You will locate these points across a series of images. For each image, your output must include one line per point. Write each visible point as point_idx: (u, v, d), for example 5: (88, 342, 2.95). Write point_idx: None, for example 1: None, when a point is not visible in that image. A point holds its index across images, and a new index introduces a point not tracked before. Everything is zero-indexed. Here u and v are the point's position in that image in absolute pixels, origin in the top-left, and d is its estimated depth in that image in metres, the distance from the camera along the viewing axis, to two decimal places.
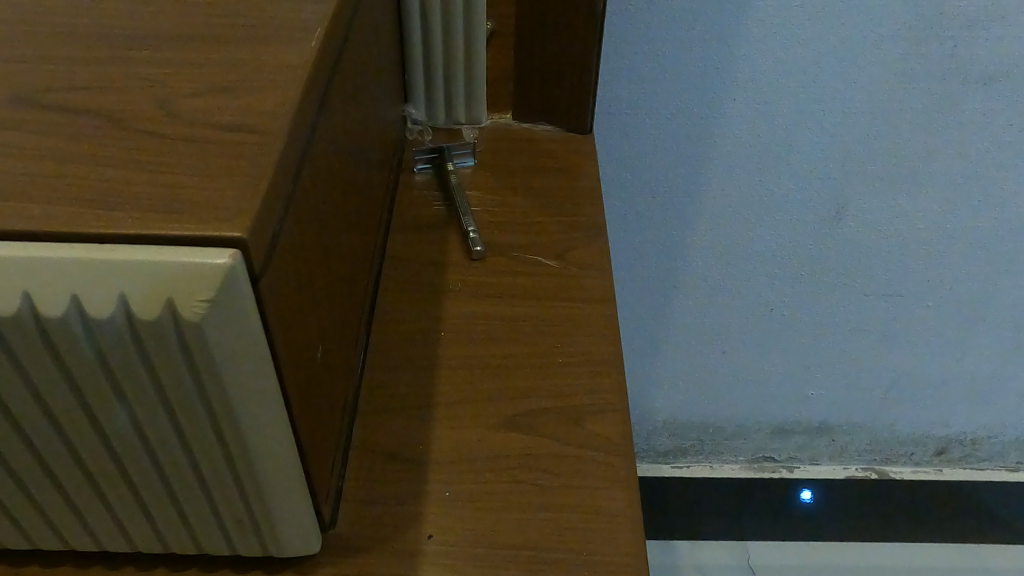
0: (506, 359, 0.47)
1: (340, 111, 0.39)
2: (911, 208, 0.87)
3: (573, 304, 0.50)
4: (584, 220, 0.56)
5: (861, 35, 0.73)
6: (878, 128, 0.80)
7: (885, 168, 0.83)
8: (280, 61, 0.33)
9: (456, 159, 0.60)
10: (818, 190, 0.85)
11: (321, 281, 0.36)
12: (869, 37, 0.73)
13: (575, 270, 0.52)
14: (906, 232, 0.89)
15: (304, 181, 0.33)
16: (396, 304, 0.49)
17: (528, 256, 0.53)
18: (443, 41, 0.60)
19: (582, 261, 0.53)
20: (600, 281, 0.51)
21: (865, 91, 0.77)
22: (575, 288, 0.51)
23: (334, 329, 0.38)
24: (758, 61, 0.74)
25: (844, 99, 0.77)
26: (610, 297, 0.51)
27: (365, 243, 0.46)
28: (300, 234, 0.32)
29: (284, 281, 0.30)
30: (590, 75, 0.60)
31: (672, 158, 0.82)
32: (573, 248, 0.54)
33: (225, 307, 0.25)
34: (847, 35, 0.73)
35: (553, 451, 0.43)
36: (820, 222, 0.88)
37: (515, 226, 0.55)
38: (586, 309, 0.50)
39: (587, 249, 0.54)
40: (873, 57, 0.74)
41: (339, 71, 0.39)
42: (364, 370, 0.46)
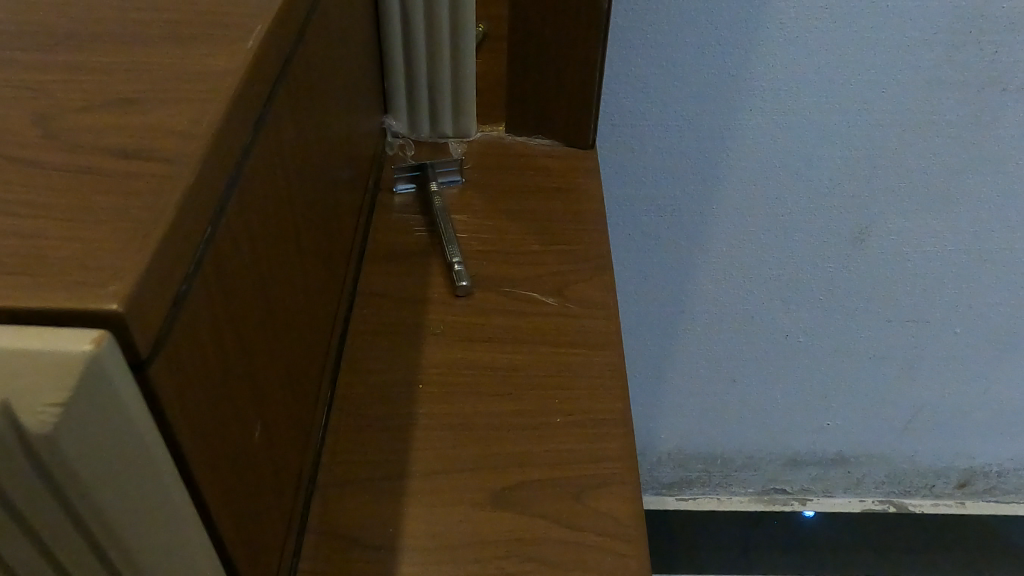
0: (496, 420, 0.40)
1: (291, 128, 0.32)
2: (940, 229, 0.80)
3: (575, 351, 0.43)
4: (588, 249, 0.49)
5: (893, 40, 0.66)
6: (907, 142, 0.73)
7: (914, 186, 0.76)
8: (205, 67, 0.26)
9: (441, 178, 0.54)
10: (839, 209, 0.78)
11: (258, 344, 0.28)
12: (901, 43, 0.66)
13: (576, 309, 0.45)
14: (934, 253, 0.82)
15: (231, 220, 0.25)
16: (367, 350, 0.42)
17: (521, 292, 0.46)
18: (427, 44, 0.53)
19: (584, 298, 0.46)
20: (605, 323, 0.45)
21: (895, 101, 0.70)
22: (577, 332, 0.44)
23: (279, 398, 0.31)
24: (778, 68, 0.67)
25: (871, 111, 0.70)
26: (617, 342, 0.44)
27: (327, 282, 0.39)
28: (225, 291, 0.25)
29: (201, 354, 0.23)
30: (594, 81, 0.53)
31: (682, 175, 0.75)
32: (575, 283, 0.47)
33: (88, 409, 0.18)
34: (878, 40, 0.66)
35: (550, 535, 0.35)
36: (841, 243, 0.81)
37: (508, 257, 0.48)
38: (589, 356, 0.43)
39: (590, 284, 0.47)
40: (905, 64, 0.67)
41: (288, 78, 0.32)
42: (325, 433, 0.39)
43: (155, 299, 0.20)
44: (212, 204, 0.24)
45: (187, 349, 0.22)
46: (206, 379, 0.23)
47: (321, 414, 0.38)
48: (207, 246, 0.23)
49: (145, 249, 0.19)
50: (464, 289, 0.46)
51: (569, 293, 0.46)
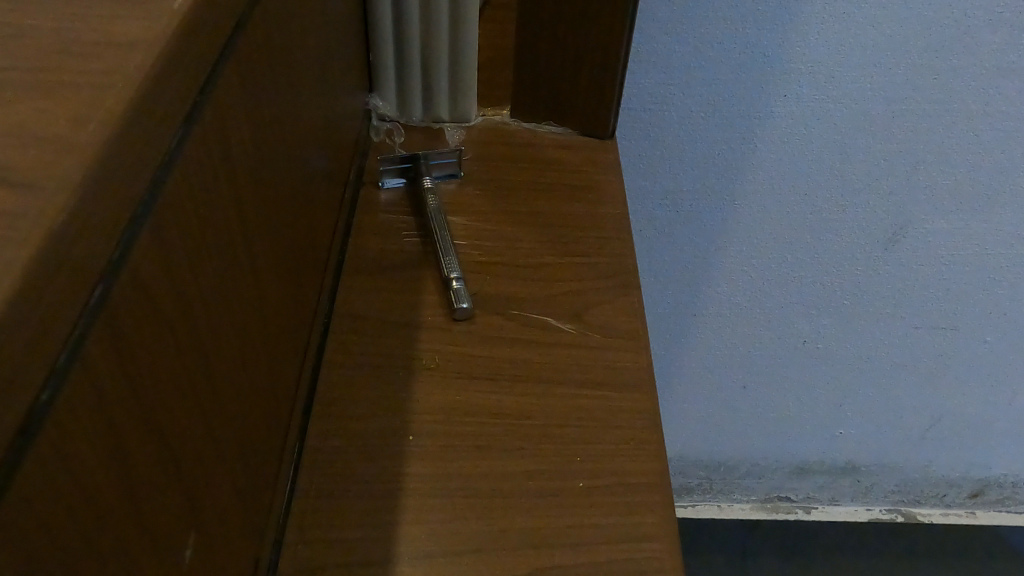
0: (505, 484, 0.32)
1: (243, 120, 0.24)
2: (981, 231, 0.73)
3: (600, 395, 0.35)
4: (613, 263, 0.41)
5: (953, 21, 0.58)
6: (958, 135, 0.65)
7: (957, 185, 0.69)
8: (108, 34, 0.18)
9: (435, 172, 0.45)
10: (873, 209, 0.71)
11: (192, 423, 0.20)
12: (960, 25, 0.58)
13: (600, 340, 0.37)
14: (972, 256, 0.75)
15: (141, 263, 0.17)
16: (345, 392, 0.34)
17: (533, 317, 0.38)
18: (421, 10, 0.45)
19: (609, 327, 0.38)
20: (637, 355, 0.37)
21: (949, 88, 0.62)
22: (603, 368, 0.36)
23: (225, 480, 0.23)
24: (820, 49, 0.59)
25: (920, 99, 0.63)
26: (649, 381, 0.36)
27: (293, 313, 0.31)
28: (133, 371, 0.17)
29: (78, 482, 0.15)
30: (618, 63, 0.45)
31: (705, 166, 0.67)
32: (599, 306, 0.39)
33: None
34: (936, 19, 0.58)
35: None
36: (872, 245, 0.74)
37: (519, 271, 0.40)
38: (617, 401, 0.35)
39: (616, 307, 0.39)
40: (963, 48, 0.59)
41: (241, 53, 0.23)
42: (290, 500, 0.31)
43: None
44: (104, 248, 0.15)
45: (44, 481, 0.14)
46: (89, 510, 0.15)
47: (286, 476, 0.30)
48: (96, 312, 0.15)
49: None
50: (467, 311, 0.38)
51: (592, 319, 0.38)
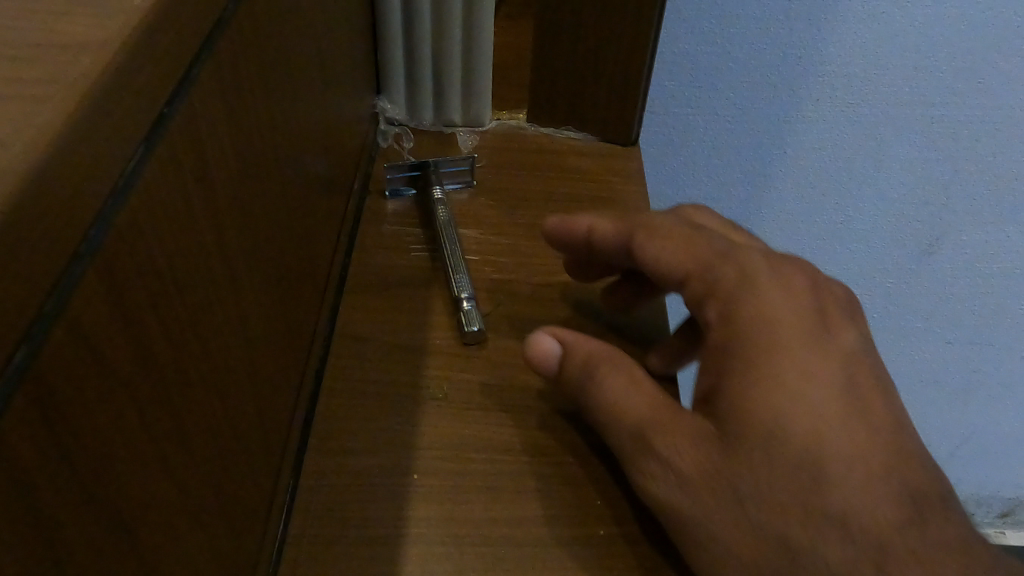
0: (515, 530, 0.29)
1: (225, 133, 0.21)
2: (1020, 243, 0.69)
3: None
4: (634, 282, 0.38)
5: (1002, 20, 0.54)
6: (1000, 142, 0.62)
7: (998, 193, 0.65)
8: (50, 36, 0.15)
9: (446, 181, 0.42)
10: (907, 218, 0.67)
11: (156, 487, 0.17)
12: (1008, 25, 0.55)
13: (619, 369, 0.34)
14: (1009, 270, 0.72)
15: (87, 311, 0.14)
16: (345, 424, 0.32)
17: None
18: (433, 7, 0.42)
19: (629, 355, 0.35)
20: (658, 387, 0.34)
21: (994, 92, 0.58)
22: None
23: (201, 536, 0.21)
24: (857, 49, 0.56)
25: (962, 105, 0.59)
26: None
27: (286, 339, 0.28)
28: (75, 436, 0.14)
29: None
30: (644, 65, 0.42)
31: (730, 173, 0.63)
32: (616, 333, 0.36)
33: None
34: (983, 18, 0.54)
35: None
36: (905, 256, 0.70)
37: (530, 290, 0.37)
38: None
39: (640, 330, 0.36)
40: (1010, 51, 0.56)
41: (222, 53, 0.20)
42: (281, 542, 0.28)
43: None
44: (29, 298, 0.12)
45: None
46: None
47: (276, 522, 0.28)
48: (17, 377, 0.12)
49: None
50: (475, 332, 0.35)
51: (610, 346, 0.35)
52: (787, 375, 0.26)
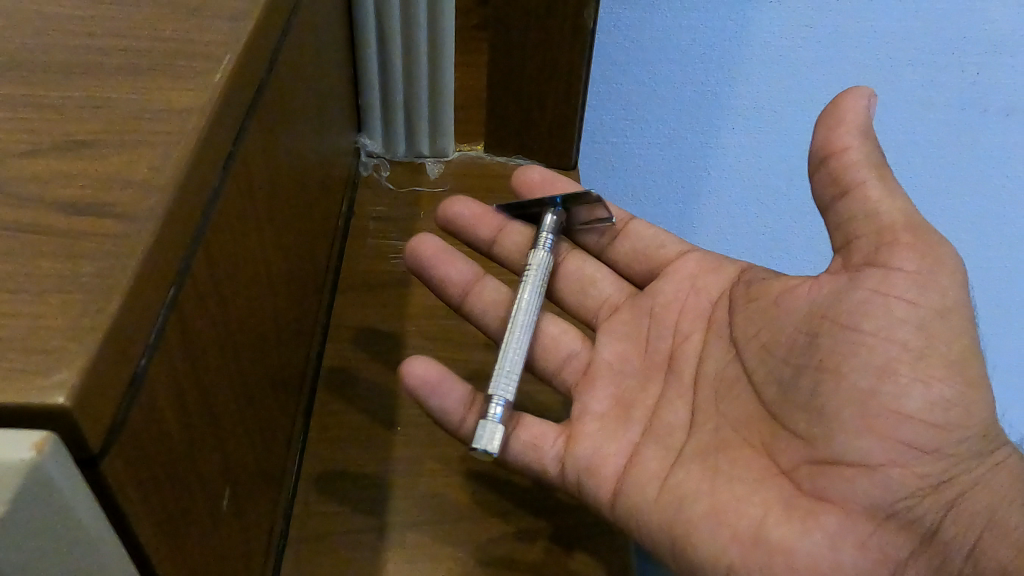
0: (478, 483, 0.38)
1: (261, 168, 0.30)
2: None
3: (662, 442, 0.38)
4: (635, 304, 0.45)
5: (844, 24, 0.59)
6: (945, 62, 0.61)
7: (995, 87, 0.62)
8: (166, 104, 0.24)
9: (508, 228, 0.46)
10: (960, 127, 0.64)
11: (228, 404, 0.26)
12: (856, 25, 0.59)
13: (662, 385, 0.41)
14: None
15: (198, 273, 0.23)
16: (345, 392, 0.41)
17: (724, 389, 0.39)
18: (405, 64, 0.51)
19: (595, 446, 0.38)
20: (646, 468, 0.37)
21: (902, 58, 0.61)
22: (580, 459, 0.38)
23: (248, 447, 0.29)
24: (753, 83, 0.62)
25: (889, 76, 0.62)
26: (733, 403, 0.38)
27: (297, 315, 0.36)
28: (193, 354, 0.23)
29: (168, 417, 0.21)
30: (578, 107, 0.52)
31: (727, 187, 0.69)
32: (612, 376, 0.42)
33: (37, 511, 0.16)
34: (830, 29, 0.59)
35: None
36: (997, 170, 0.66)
37: (508, 250, 0.46)
38: (690, 442, 0.37)
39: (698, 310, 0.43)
40: (877, 30, 0.59)
41: (260, 109, 0.29)
42: (296, 483, 0.37)
43: (100, 384, 0.17)
44: (176, 261, 0.21)
45: (157, 415, 0.20)
46: (175, 447, 0.22)
47: (293, 466, 0.36)
48: (173, 306, 0.21)
49: (94, 335, 0.17)
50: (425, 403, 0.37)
51: (603, 372, 0.42)
52: (908, 322, 0.33)
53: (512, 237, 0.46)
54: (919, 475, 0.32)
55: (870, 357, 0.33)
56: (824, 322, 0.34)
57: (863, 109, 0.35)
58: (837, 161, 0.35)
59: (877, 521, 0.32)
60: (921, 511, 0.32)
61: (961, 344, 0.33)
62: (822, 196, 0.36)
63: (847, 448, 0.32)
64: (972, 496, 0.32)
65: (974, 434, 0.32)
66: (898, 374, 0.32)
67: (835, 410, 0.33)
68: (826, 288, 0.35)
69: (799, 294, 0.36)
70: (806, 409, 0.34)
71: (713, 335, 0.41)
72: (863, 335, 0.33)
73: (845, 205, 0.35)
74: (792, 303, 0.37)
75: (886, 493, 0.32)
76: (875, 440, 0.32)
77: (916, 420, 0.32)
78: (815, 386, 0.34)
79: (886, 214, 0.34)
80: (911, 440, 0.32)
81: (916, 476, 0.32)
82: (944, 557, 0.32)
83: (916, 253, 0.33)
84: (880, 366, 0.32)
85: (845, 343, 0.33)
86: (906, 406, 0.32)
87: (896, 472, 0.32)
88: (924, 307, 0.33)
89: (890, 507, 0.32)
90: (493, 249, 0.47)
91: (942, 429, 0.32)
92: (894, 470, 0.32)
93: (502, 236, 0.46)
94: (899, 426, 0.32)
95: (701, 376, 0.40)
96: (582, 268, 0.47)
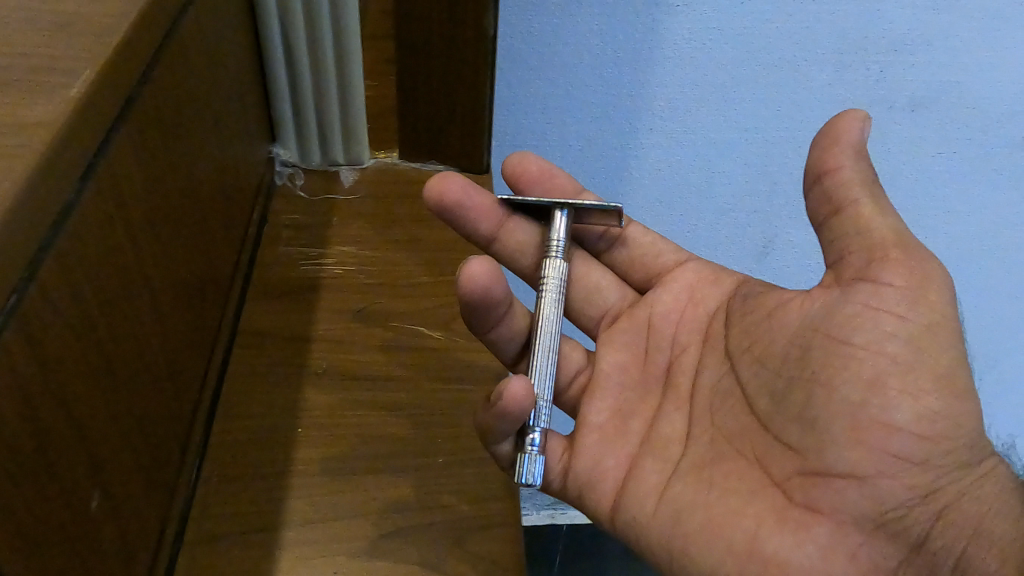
0: (379, 478, 0.39)
1: (136, 175, 0.31)
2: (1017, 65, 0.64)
3: (660, 454, 0.44)
4: (633, 312, 0.50)
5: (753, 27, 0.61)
6: (848, 61, 0.64)
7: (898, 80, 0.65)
8: (19, 115, 0.24)
9: (513, 226, 0.47)
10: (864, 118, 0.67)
11: (95, 406, 0.27)
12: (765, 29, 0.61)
13: (660, 394, 0.47)
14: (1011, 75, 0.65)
15: (48, 278, 0.24)
16: (248, 394, 0.42)
17: (727, 404, 0.44)
18: (313, 74, 0.52)
19: (597, 459, 0.45)
20: (645, 479, 0.44)
21: (810, 58, 0.63)
22: (582, 473, 0.45)
23: (124, 446, 0.29)
24: (669, 84, 0.64)
25: (799, 75, 0.64)
26: (726, 410, 0.44)
27: (190, 320, 0.37)
28: (42, 357, 0.23)
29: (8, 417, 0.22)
30: (485, 112, 0.53)
31: (658, 184, 0.71)
32: (614, 387, 0.47)
33: None
34: (739, 31, 0.61)
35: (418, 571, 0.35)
36: (906, 156, 0.71)
37: (507, 244, 0.47)
38: (687, 457, 0.44)
39: (696, 322, 0.48)
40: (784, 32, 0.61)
41: (131, 120, 0.30)
42: (196, 485, 0.37)
43: None
44: (17, 268, 0.22)
45: None
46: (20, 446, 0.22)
47: (191, 468, 0.37)
48: (12, 311, 0.22)
49: None
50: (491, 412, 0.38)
51: (605, 383, 0.48)
52: (893, 338, 0.38)
53: (513, 232, 0.47)
54: (910, 486, 0.37)
55: (863, 372, 0.38)
56: (818, 334, 0.40)
57: (858, 129, 0.39)
58: (830, 179, 0.40)
59: (867, 533, 0.38)
60: (911, 521, 0.38)
61: (948, 357, 0.38)
62: (817, 211, 0.41)
63: (840, 460, 0.38)
64: (958, 504, 0.38)
65: (960, 445, 0.37)
66: (888, 387, 0.37)
67: (826, 424, 0.38)
68: (821, 301, 0.40)
69: (790, 310, 0.42)
70: (799, 421, 0.40)
71: (707, 349, 0.46)
72: (858, 350, 0.38)
73: (838, 220, 0.40)
74: (786, 316, 0.42)
75: (876, 504, 0.37)
76: (865, 453, 0.37)
77: (905, 432, 0.37)
78: (809, 397, 0.39)
79: (877, 230, 0.39)
80: (899, 451, 0.37)
81: (904, 487, 0.37)
82: (933, 564, 0.38)
83: (904, 270, 0.38)
84: (872, 380, 0.38)
85: (837, 356, 0.39)
86: (896, 419, 0.37)
87: (885, 483, 0.37)
88: (911, 322, 0.38)
89: (879, 516, 0.38)
90: (494, 242, 0.47)
91: (932, 439, 0.37)
92: (883, 481, 0.37)
93: (504, 231, 0.47)
94: (891, 439, 0.37)
95: (698, 388, 0.46)
96: (586, 273, 0.52)
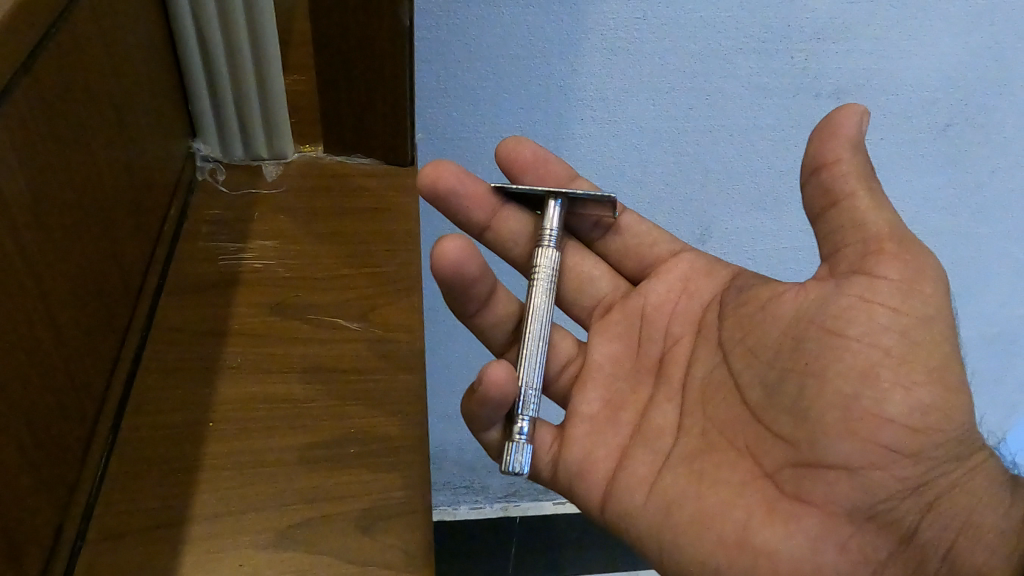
0: (291, 470, 0.38)
1: (16, 167, 0.30)
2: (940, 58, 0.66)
3: (652, 446, 0.49)
4: (626, 304, 0.55)
5: (678, 18, 0.62)
6: (772, 50, 0.64)
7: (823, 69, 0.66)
8: None
9: (510, 214, 0.53)
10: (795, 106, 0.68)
11: None
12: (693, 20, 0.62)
13: (652, 384, 0.52)
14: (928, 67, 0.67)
15: None
16: (157, 391, 0.41)
17: (723, 397, 0.48)
18: (231, 69, 0.52)
19: (588, 449, 0.50)
20: (635, 470, 0.48)
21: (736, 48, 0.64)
22: (574, 463, 0.50)
23: (11, 444, 0.29)
24: (600, 75, 0.64)
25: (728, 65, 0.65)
26: (721, 402, 0.48)
27: (89, 316, 0.36)
28: None
29: None
30: (408, 105, 0.53)
31: (599, 175, 0.72)
32: (604, 378, 0.53)
33: None
34: (666, 23, 0.62)
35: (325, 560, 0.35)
36: None
37: (500, 228, 0.53)
38: (677, 448, 0.48)
39: (688, 317, 0.53)
40: (709, 23, 0.62)
41: (9, 112, 0.30)
42: (102, 483, 0.37)
43: None
44: None
45: None
46: None
47: (94, 466, 0.36)
48: None
49: None
50: (478, 391, 0.45)
51: (597, 377, 0.53)
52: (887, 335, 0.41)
53: (507, 219, 0.53)
54: (900, 478, 0.41)
55: (853, 365, 0.42)
56: (811, 326, 0.44)
57: (857, 124, 0.42)
58: (829, 172, 0.43)
59: (858, 523, 0.42)
60: (900, 512, 0.42)
61: (941, 351, 0.41)
62: (813, 203, 0.44)
63: (830, 452, 0.42)
64: (947, 495, 0.42)
65: (949, 440, 0.41)
66: (881, 379, 0.41)
67: (820, 415, 0.42)
68: (815, 293, 0.44)
69: (785, 300, 0.46)
70: (793, 413, 0.43)
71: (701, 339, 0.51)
72: (849, 340, 0.42)
73: (837, 212, 0.43)
74: (780, 307, 0.46)
75: (867, 495, 0.42)
76: (856, 445, 0.41)
77: (897, 424, 0.41)
78: (801, 390, 0.43)
79: (873, 223, 0.42)
80: (889, 442, 0.41)
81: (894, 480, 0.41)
82: (921, 554, 0.42)
83: (899, 265, 0.42)
84: (863, 370, 0.41)
85: (832, 347, 0.42)
86: (887, 412, 0.41)
87: (877, 473, 0.41)
88: (906, 316, 0.41)
89: (871, 506, 0.42)
90: (489, 227, 0.53)
91: (921, 431, 0.41)
92: (877, 473, 0.41)
93: (498, 217, 0.52)
94: (880, 431, 0.41)
95: (691, 378, 0.50)
96: (578, 266, 0.56)
